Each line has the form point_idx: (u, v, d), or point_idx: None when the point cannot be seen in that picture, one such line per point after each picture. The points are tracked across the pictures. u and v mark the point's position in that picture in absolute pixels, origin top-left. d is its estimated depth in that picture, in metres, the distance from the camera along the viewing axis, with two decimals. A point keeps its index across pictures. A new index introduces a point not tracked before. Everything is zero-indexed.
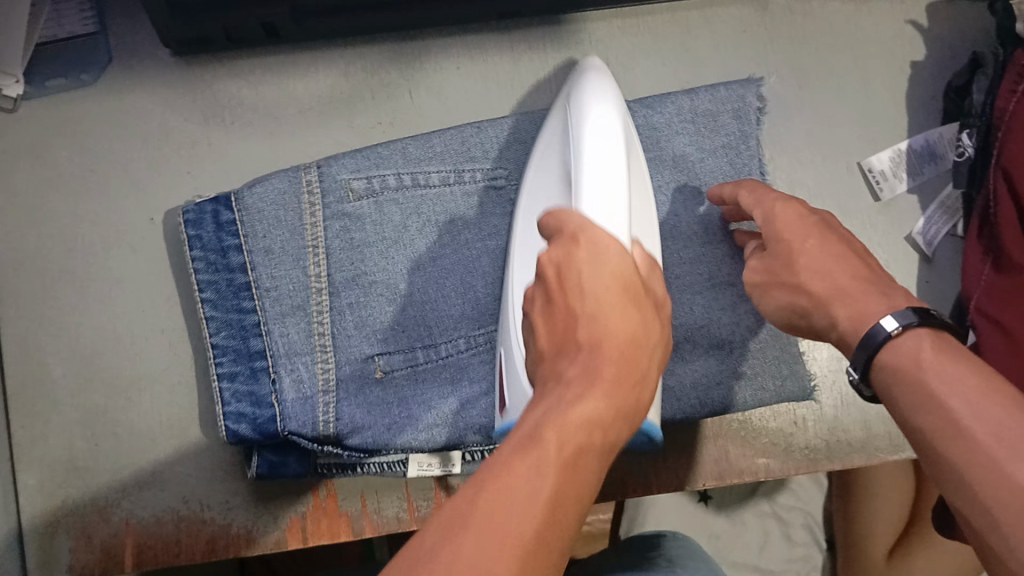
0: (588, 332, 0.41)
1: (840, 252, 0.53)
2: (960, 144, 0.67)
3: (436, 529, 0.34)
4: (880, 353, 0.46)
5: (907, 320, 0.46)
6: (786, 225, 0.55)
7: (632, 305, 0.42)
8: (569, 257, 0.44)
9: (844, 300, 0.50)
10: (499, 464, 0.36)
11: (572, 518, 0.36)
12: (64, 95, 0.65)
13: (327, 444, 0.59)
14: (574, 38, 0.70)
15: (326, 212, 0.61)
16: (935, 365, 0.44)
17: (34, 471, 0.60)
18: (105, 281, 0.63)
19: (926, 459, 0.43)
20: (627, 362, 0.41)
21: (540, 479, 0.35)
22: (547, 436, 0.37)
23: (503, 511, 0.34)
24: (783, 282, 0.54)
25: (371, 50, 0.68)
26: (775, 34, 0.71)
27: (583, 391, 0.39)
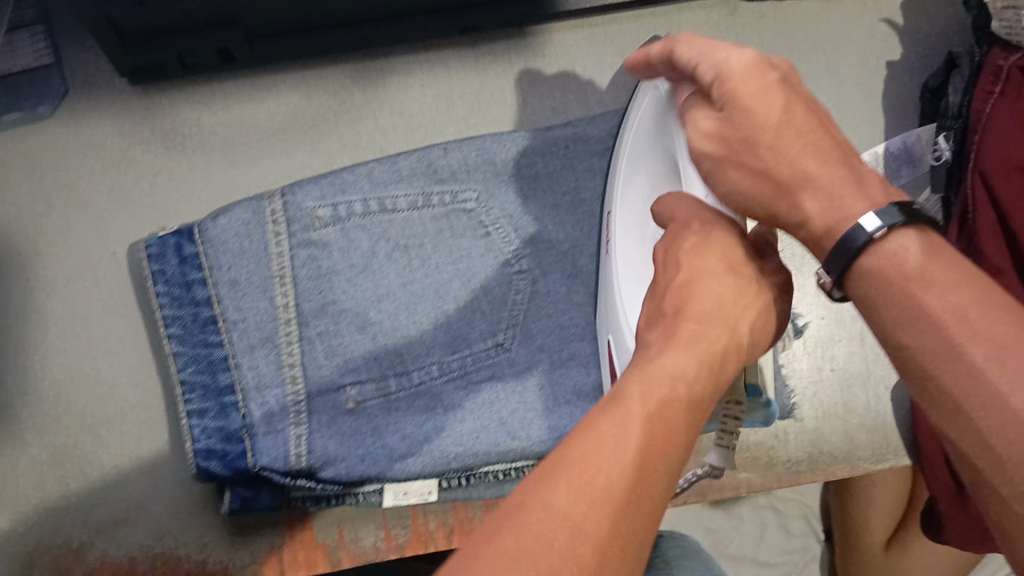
0: (678, 300, 0.43)
1: (806, 128, 0.44)
2: (936, 147, 0.65)
3: (529, 481, 0.33)
4: (859, 259, 0.41)
5: (892, 220, 0.40)
6: (745, 84, 0.44)
7: (725, 275, 0.44)
8: (676, 237, 0.46)
9: (815, 187, 0.43)
10: (588, 420, 0.36)
11: (666, 475, 0.35)
12: (19, 129, 0.64)
13: (300, 477, 0.57)
14: (539, 51, 0.69)
15: (292, 241, 0.59)
16: (923, 275, 0.39)
17: (6, 513, 0.59)
18: (68, 317, 0.62)
19: (910, 380, 0.39)
20: (715, 327, 0.42)
21: (627, 430, 0.35)
22: (631, 394, 0.37)
23: (594, 464, 0.33)
24: (743, 162, 0.45)
25: (331, 69, 0.66)
26: (745, 38, 0.69)
27: (666, 348, 0.40)
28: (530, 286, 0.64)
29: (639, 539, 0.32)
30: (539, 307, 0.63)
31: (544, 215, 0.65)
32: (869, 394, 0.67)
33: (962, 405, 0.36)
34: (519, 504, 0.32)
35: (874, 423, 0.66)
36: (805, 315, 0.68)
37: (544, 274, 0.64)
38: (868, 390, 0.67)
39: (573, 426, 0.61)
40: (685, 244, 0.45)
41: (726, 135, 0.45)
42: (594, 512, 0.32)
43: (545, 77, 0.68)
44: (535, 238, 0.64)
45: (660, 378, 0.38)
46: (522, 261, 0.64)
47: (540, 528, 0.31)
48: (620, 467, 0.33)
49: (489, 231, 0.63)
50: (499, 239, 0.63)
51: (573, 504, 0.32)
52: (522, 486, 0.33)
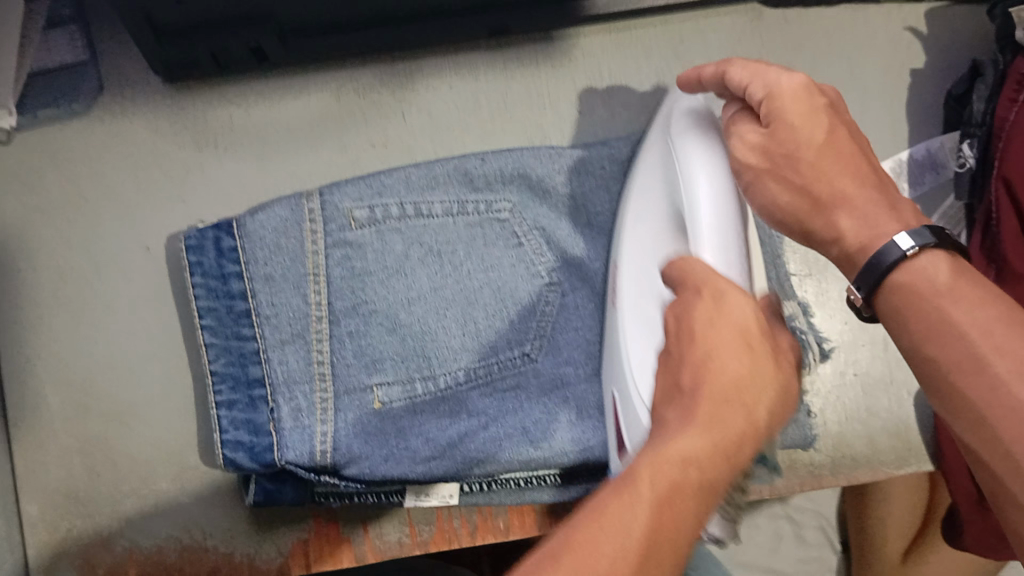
0: (695, 377, 0.45)
1: (845, 152, 0.48)
2: (961, 154, 0.66)
3: (541, 552, 0.37)
4: (889, 275, 0.45)
5: (923, 240, 0.43)
6: (792, 103, 0.47)
7: (745, 352, 0.45)
8: (683, 304, 0.45)
9: (850, 206, 0.47)
10: (601, 498, 0.40)
11: (671, 555, 0.38)
12: (55, 124, 0.65)
13: (324, 474, 0.58)
14: (566, 55, 0.69)
15: (327, 240, 0.61)
16: (952, 294, 0.43)
17: (37, 502, 0.60)
18: (100, 311, 0.63)
19: (930, 387, 0.44)
20: (729, 410, 0.44)
21: (636, 511, 0.39)
22: (642, 475, 0.40)
23: (603, 542, 0.37)
24: (781, 174, 0.47)
25: (361, 71, 0.67)
26: (770, 44, 0.70)
27: (682, 429, 0.43)
28: (559, 298, 0.65)
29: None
30: (566, 319, 0.64)
31: (576, 229, 0.66)
32: (892, 399, 0.67)
33: (984, 413, 0.40)
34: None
35: (896, 427, 0.67)
36: (829, 323, 0.68)
37: (573, 287, 0.65)
38: (891, 397, 0.67)
39: (595, 440, 0.62)
40: (697, 314, 0.45)
41: (769, 150, 0.48)
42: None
43: (572, 81, 0.69)
44: (565, 252, 0.65)
45: (676, 458, 0.41)
46: (553, 273, 0.64)
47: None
48: (626, 547, 0.37)
49: (522, 241, 0.64)
50: (532, 250, 0.64)
51: (580, 575, 0.36)
52: (533, 563, 0.37)
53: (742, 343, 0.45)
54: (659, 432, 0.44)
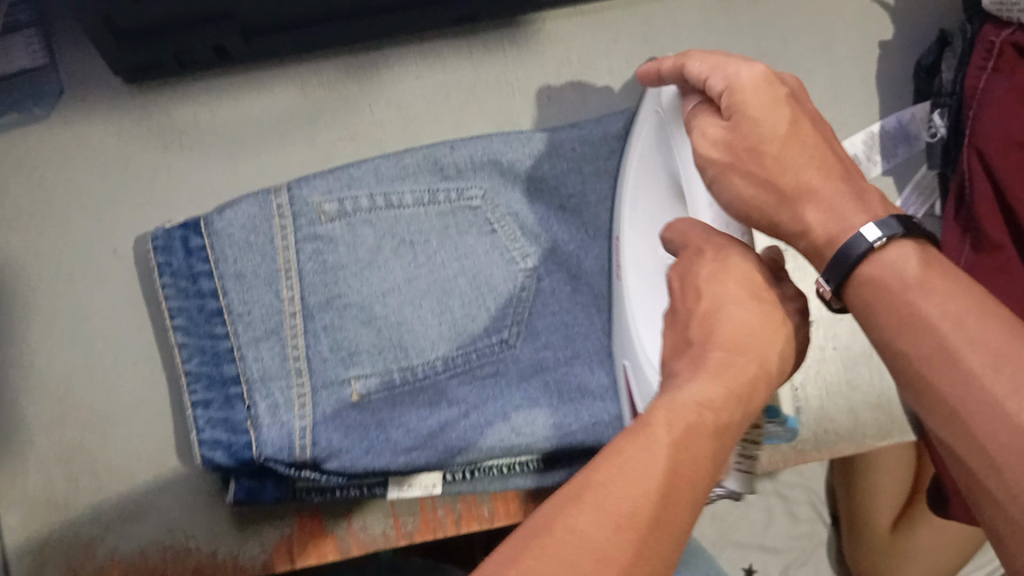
0: (704, 330, 0.43)
1: (810, 142, 0.45)
2: (932, 125, 0.66)
3: (551, 505, 0.34)
4: (858, 269, 0.41)
5: (891, 231, 0.40)
6: (750, 98, 0.45)
7: (753, 299, 0.44)
8: (691, 265, 0.46)
9: (816, 199, 0.43)
10: (611, 447, 0.37)
11: (691, 499, 0.35)
12: (18, 129, 0.64)
13: (304, 469, 0.57)
14: (533, 39, 0.68)
15: (298, 234, 0.60)
16: (924, 284, 0.39)
17: (16, 511, 0.59)
18: (72, 316, 0.62)
19: (907, 384, 0.40)
20: (743, 356, 0.42)
21: (653, 455, 0.35)
22: (655, 417, 0.37)
23: (616, 493, 0.34)
24: (748, 169, 0.45)
25: (326, 63, 0.67)
26: (739, 22, 0.69)
27: (694, 377, 0.40)
28: (536, 284, 0.65)
29: (668, 544, 0.33)
30: (543, 303, 0.64)
31: (549, 213, 0.66)
32: (872, 371, 0.67)
33: (958, 406, 0.37)
34: (542, 521, 0.33)
35: (876, 400, 0.67)
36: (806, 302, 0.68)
37: (548, 273, 0.65)
38: (871, 368, 0.67)
39: (577, 424, 0.62)
40: (702, 272, 0.45)
41: (733, 144, 0.46)
42: (617, 525, 0.32)
43: (540, 66, 0.68)
44: (539, 238, 0.65)
45: (689, 402, 0.38)
46: (528, 260, 0.64)
47: (564, 533, 0.32)
48: (648, 483, 0.34)
49: (495, 228, 0.64)
50: (506, 237, 0.64)
51: (605, 508, 0.33)
52: (544, 509, 0.34)
53: (753, 296, 0.44)
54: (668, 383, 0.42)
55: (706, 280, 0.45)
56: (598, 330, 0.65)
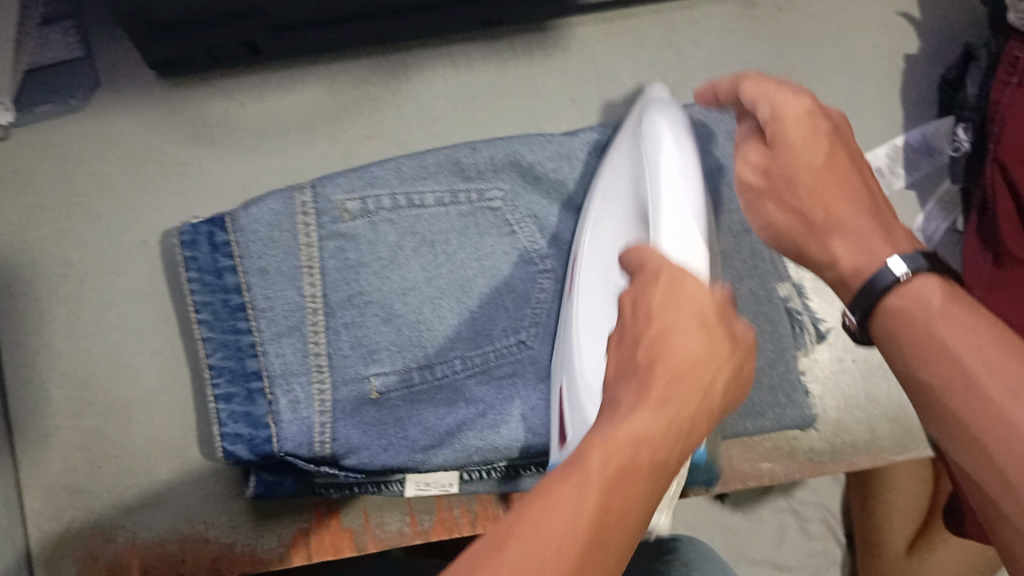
0: (651, 356, 0.38)
1: (849, 177, 0.45)
2: (956, 139, 0.65)
3: (482, 542, 0.32)
4: (880, 300, 0.41)
5: (916, 264, 0.40)
6: (794, 126, 0.45)
7: (704, 330, 0.39)
8: (645, 288, 0.40)
9: (843, 230, 0.44)
10: (545, 483, 0.34)
11: (619, 548, 0.33)
12: (53, 121, 0.65)
13: (324, 465, 0.59)
14: (559, 44, 0.69)
15: (321, 232, 0.61)
16: (946, 314, 0.39)
17: (38, 495, 0.60)
18: (99, 306, 0.63)
19: (934, 418, 0.39)
20: (687, 387, 0.37)
21: (584, 495, 0.33)
22: (590, 460, 0.34)
23: (546, 531, 0.32)
24: (783, 197, 0.46)
25: (354, 64, 0.68)
26: (763, 33, 0.70)
27: (634, 408, 0.36)
28: (555, 285, 0.64)
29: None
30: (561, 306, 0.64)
31: (571, 216, 0.66)
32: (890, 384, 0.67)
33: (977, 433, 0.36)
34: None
35: (895, 413, 0.67)
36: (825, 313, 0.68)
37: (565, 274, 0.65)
38: (889, 381, 0.67)
39: None
40: (653, 296, 0.40)
41: (771, 171, 0.46)
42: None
43: (565, 71, 0.69)
44: (558, 241, 0.65)
45: (621, 440, 0.35)
46: (547, 261, 0.64)
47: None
48: (568, 542, 0.31)
49: (515, 229, 0.64)
50: (525, 238, 0.64)
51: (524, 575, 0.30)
52: (465, 562, 0.32)
53: (703, 323, 0.39)
54: (600, 418, 0.37)
55: (653, 304, 0.40)
56: None
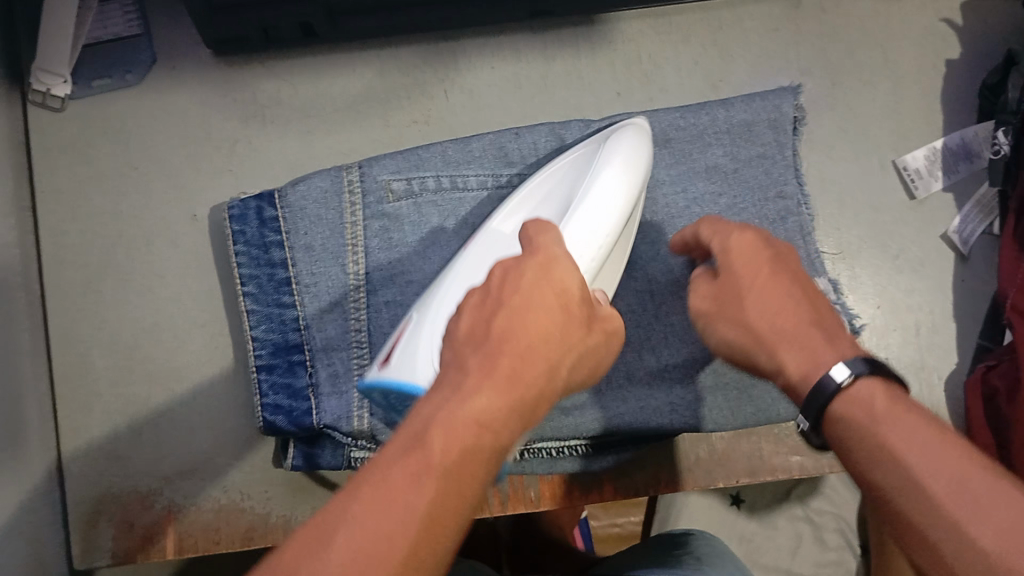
0: (507, 325, 0.38)
1: (792, 293, 0.46)
2: (995, 142, 0.66)
3: (308, 540, 0.31)
4: (830, 407, 0.40)
5: (858, 369, 0.40)
6: (739, 255, 0.48)
7: (560, 309, 0.40)
8: (517, 263, 0.42)
9: (787, 340, 0.44)
10: (379, 465, 0.33)
11: (451, 537, 0.33)
12: (109, 95, 0.66)
13: (361, 440, 0.59)
14: (605, 38, 0.70)
15: (366, 212, 0.62)
16: (889, 414, 0.38)
17: (79, 460, 0.61)
18: (147, 276, 0.64)
19: (886, 521, 0.37)
20: (538, 363, 0.37)
21: (419, 489, 0.32)
22: (432, 445, 0.33)
23: (377, 528, 0.31)
24: (729, 316, 0.47)
25: (404, 50, 0.69)
26: (808, 34, 0.71)
27: (479, 383, 0.36)
28: None
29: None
30: None
31: None
32: (922, 383, 0.66)
33: (927, 538, 0.34)
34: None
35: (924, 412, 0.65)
36: (862, 306, 0.67)
37: None
38: (920, 379, 0.66)
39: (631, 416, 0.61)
40: (527, 272, 0.41)
41: (719, 296, 0.48)
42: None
43: (611, 63, 0.70)
44: None
45: (464, 424, 0.34)
46: None
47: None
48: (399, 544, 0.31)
49: None
50: None
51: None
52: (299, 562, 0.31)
53: (560, 310, 0.40)
54: (442, 383, 0.37)
55: (518, 282, 0.40)
56: (648, 317, 0.62)
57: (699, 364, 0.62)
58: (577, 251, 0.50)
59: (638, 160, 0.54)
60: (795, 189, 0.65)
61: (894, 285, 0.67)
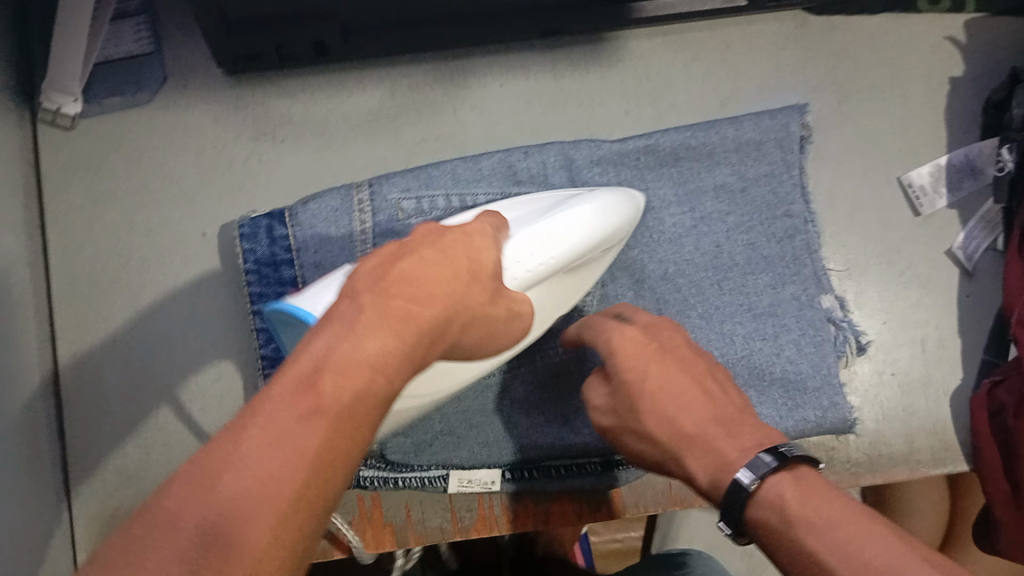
0: (404, 273, 0.37)
1: (682, 386, 0.46)
2: (1000, 159, 0.67)
3: (188, 480, 0.28)
4: (747, 511, 0.40)
5: (760, 470, 0.40)
6: (624, 357, 0.48)
7: (469, 276, 0.40)
8: (432, 229, 0.42)
9: (692, 446, 0.44)
10: (266, 403, 0.30)
11: (337, 480, 0.30)
12: (120, 113, 0.66)
13: (370, 460, 0.61)
14: (614, 55, 0.71)
15: (376, 230, 0.62)
16: (803, 514, 0.38)
17: (88, 478, 0.61)
18: (158, 294, 0.64)
19: None
20: (431, 311, 0.36)
21: (309, 429, 0.30)
22: (324, 387, 0.31)
23: (260, 470, 0.28)
24: (631, 428, 0.47)
25: (414, 68, 0.69)
26: (814, 52, 0.71)
27: (370, 323, 0.33)
28: (601, 290, 0.64)
29: (300, 547, 0.29)
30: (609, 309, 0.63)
31: None
32: (929, 399, 0.66)
33: None
34: (167, 520, 0.27)
35: (933, 427, 0.65)
36: (869, 323, 0.67)
37: (613, 278, 0.64)
38: (927, 396, 0.66)
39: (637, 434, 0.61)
40: (440, 237, 0.41)
41: (616, 408, 0.48)
42: (249, 530, 0.28)
43: (620, 81, 0.70)
44: None
45: (357, 365, 0.32)
46: None
47: (178, 545, 0.27)
48: (289, 481, 0.29)
49: None
50: None
51: (241, 517, 0.28)
52: (179, 495, 0.28)
53: (463, 276, 0.39)
54: (331, 316, 0.34)
55: (434, 239, 0.41)
56: None
57: None
58: (517, 257, 0.49)
59: (613, 215, 0.54)
60: (801, 209, 0.65)
61: (899, 303, 0.68)
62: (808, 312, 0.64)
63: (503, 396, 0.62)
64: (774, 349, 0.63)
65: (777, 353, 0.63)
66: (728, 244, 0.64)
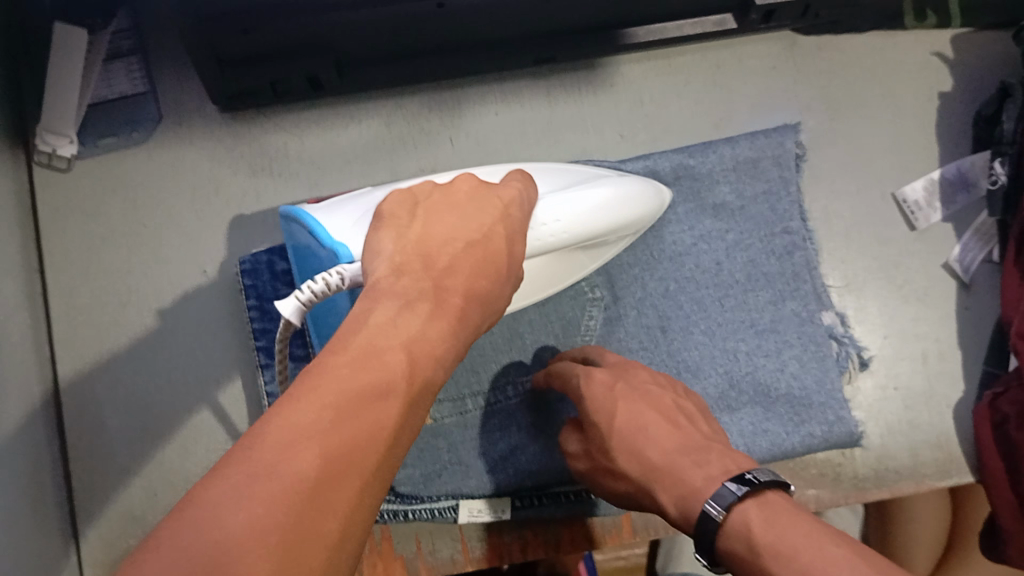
0: (450, 259, 0.39)
1: (651, 420, 0.46)
2: (992, 172, 0.67)
3: (274, 430, 0.28)
4: (717, 542, 0.40)
5: (725, 500, 0.40)
6: (592, 400, 0.49)
7: (502, 270, 0.41)
8: (475, 197, 0.43)
9: (664, 482, 0.44)
10: (344, 370, 0.31)
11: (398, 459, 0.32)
12: (115, 154, 0.66)
13: None
14: (608, 80, 0.71)
15: None
16: (766, 542, 0.37)
17: (93, 522, 0.60)
18: (159, 334, 0.64)
19: None
20: (473, 304, 0.39)
21: (387, 404, 0.31)
22: (395, 364, 0.32)
23: (345, 436, 0.29)
24: (606, 467, 0.48)
25: (409, 98, 0.69)
26: (804, 71, 0.72)
27: (426, 311, 0.36)
28: (604, 312, 0.64)
29: (368, 515, 0.30)
30: (612, 332, 0.63)
31: None
32: (932, 412, 0.66)
33: None
34: (263, 471, 0.27)
35: (938, 441, 0.65)
36: (869, 338, 0.68)
37: (615, 300, 0.64)
38: (931, 410, 0.66)
39: None
40: (491, 210, 0.43)
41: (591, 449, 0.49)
42: (343, 480, 0.28)
43: (614, 106, 0.71)
44: (607, 267, 0.64)
45: (413, 350, 0.34)
46: (596, 289, 0.64)
47: (284, 491, 0.27)
48: (372, 442, 0.30)
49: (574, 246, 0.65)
50: None
51: (331, 475, 0.28)
52: (271, 447, 0.28)
53: (500, 273, 0.41)
54: (385, 294, 0.36)
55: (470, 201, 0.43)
56: (664, 355, 0.63)
57: (715, 400, 0.62)
58: (543, 218, 0.47)
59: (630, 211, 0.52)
60: (799, 226, 0.66)
61: (899, 318, 0.68)
62: (809, 327, 0.64)
63: (487, 433, 0.61)
64: (777, 364, 0.63)
65: (781, 369, 0.63)
66: (727, 262, 0.65)
